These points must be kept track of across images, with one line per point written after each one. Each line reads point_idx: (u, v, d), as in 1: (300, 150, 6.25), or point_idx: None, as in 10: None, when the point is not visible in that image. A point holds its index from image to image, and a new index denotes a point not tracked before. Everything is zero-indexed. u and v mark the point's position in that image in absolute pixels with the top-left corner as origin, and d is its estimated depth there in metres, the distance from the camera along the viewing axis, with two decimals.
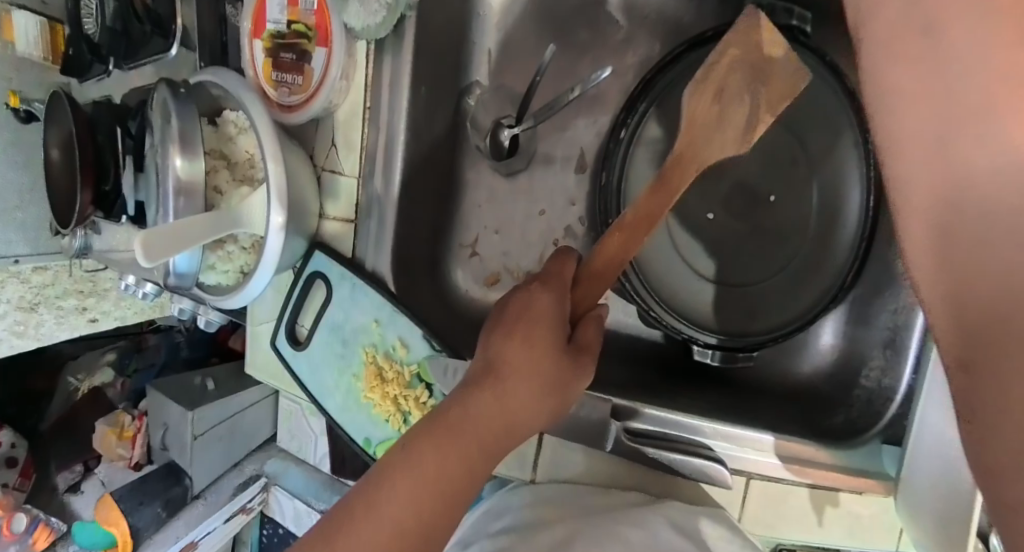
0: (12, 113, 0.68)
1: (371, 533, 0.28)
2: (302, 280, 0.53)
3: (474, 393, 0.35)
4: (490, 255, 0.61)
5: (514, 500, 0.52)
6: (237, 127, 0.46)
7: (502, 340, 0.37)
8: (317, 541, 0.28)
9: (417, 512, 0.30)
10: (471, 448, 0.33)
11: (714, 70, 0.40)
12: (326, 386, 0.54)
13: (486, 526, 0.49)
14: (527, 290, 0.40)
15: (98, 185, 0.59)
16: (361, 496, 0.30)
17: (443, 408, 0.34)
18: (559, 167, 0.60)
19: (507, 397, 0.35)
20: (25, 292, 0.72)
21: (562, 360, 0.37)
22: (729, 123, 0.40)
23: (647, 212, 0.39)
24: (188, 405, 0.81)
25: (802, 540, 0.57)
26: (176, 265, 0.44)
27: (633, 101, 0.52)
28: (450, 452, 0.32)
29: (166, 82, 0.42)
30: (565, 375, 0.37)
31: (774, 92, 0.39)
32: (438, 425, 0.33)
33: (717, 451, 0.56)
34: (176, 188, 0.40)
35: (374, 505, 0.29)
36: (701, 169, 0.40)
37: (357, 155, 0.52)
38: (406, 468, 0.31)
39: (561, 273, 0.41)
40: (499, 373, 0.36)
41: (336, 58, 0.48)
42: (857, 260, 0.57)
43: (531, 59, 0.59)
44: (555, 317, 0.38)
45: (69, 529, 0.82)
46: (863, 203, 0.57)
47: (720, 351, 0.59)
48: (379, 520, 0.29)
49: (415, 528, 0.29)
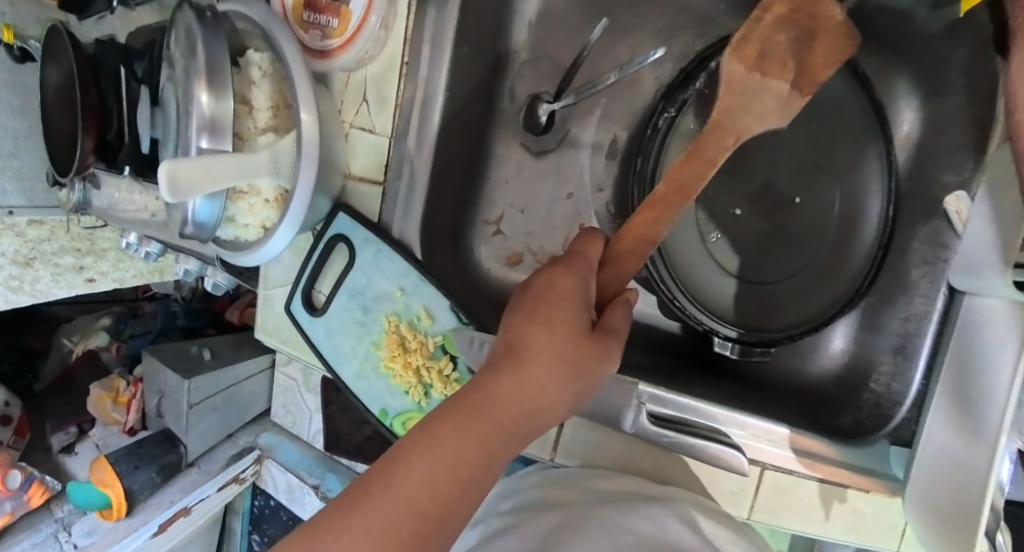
0: (7, 50, 0.64)
1: (383, 512, 0.26)
2: (323, 243, 0.50)
3: (496, 376, 0.33)
4: (512, 234, 0.58)
5: (522, 483, 0.51)
6: (261, 70, 0.43)
7: (521, 322, 0.35)
8: (334, 514, 0.27)
9: (431, 494, 0.27)
10: (491, 431, 0.31)
11: (756, 27, 0.38)
12: (343, 352, 0.52)
13: (495, 506, 0.49)
14: (546, 272, 0.37)
15: (102, 133, 0.56)
16: (376, 472, 0.28)
17: (466, 390, 0.32)
18: (588, 152, 0.57)
19: (526, 384, 0.33)
20: (21, 246, 0.69)
21: (584, 344, 0.34)
22: (770, 93, 0.39)
23: (679, 183, 0.38)
24: (185, 373, 0.79)
25: (806, 533, 0.54)
26: (197, 213, 0.41)
27: (672, 90, 0.49)
28: (469, 436, 0.30)
29: (191, 5, 0.39)
30: (588, 360, 0.34)
31: (826, 50, 0.39)
32: (459, 405, 0.31)
33: (732, 439, 0.53)
34: (199, 125, 0.37)
35: (390, 483, 0.27)
36: (740, 138, 0.39)
37: (391, 112, 0.48)
38: (423, 448, 0.28)
39: (585, 253, 0.39)
40: (521, 356, 0.33)
41: (376, 3, 0.43)
42: (871, 269, 0.54)
43: (570, 32, 0.56)
44: (579, 301, 0.35)
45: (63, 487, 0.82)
46: (883, 214, 0.55)
47: (738, 345, 0.55)
48: (392, 499, 0.27)
49: (427, 508, 0.27)
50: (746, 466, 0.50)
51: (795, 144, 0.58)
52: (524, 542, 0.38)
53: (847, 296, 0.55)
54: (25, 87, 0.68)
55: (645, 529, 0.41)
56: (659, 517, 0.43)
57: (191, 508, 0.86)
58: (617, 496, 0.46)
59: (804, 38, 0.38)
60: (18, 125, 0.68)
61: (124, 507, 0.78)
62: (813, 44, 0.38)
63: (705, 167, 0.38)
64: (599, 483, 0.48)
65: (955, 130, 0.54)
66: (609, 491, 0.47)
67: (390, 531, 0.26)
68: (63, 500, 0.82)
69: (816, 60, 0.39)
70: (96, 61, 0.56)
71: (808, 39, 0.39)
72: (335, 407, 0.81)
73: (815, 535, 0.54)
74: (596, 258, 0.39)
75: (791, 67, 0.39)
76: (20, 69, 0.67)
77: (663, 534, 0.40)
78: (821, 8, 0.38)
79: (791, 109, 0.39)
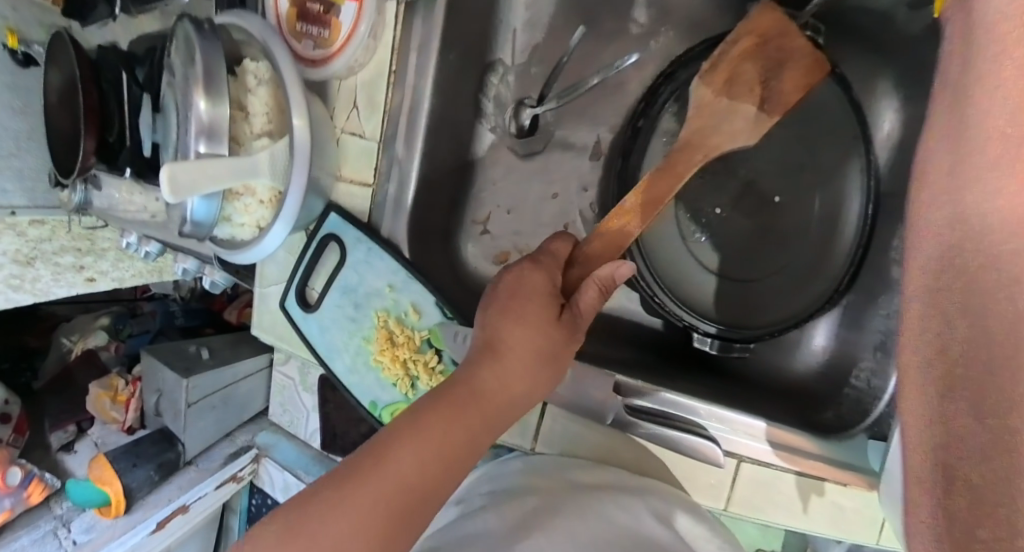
0: (11, 54, 0.66)
1: (377, 488, 0.28)
2: (316, 242, 0.52)
3: (478, 367, 0.35)
4: (501, 234, 0.60)
5: (506, 466, 0.52)
6: (257, 78, 0.44)
7: (496, 319, 0.37)
8: (327, 488, 0.28)
9: (418, 473, 0.29)
10: (474, 418, 0.33)
11: (726, 57, 0.42)
12: (335, 346, 0.54)
13: (478, 487, 0.50)
14: (517, 268, 0.39)
15: (103, 135, 0.58)
16: (366, 452, 0.30)
17: (450, 381, 0.34)
18: (575, 153, 0.59)
19: (507, 373, 0.35)
20: (22, 245, 0.70)
21: (556, 335, 0.36)
22: (739, 115, 0.43)
23: (650, 193, 0.41)
24: (183, 372, 0.80)
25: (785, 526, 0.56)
26: (194, 212, 0.42)
27: (656, 89, 0.50)
28: (455, 421, 0.32)
29: (189, 18, 0.41)
30: (559, 348, 0.37)
31: (798, 73, 0.42)
32: (445, 394, 0.33)
33: (710, 432, 0.55)
34: (197, 130, 0.39)
35: (381, 462, 0.29)
36: (708, 156, 0.43)
37: (381, 115, 0.51)
38: (411, 431, 0.30)
39: (555, 251, 0.41)
40: (499, 349, 0.36)
41: (365, 13, 0.46)
42: (853, 265, 0.57)
43: (556, 37, 0.57)
44: (546, 295, 0.38)
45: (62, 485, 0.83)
46: (862, 214, 0.57)
47: (719, 340, 0.58)
48: (385, 477, 0.28)
49: (417, 486, 0.29)
50: (723, 458, 0.53)
51: (773, 146, 0.60)
52: (504, 523, 0.40)
53: (827, 294, 0.58)
54: (27, 89, 0.70)
55: (622, 519, 0.43)
56: (636, 508, 0.45)
57: (189, 505, 0.87)
58: (595, 486, 0.48)
59: (773, 67, 0.42)
60: (20, 126, 0.69)
61: (123, 504, 0.80)
62: (782, 72, 0.42)
63: (674, 181, 0.42)
64: (579, 473, 0.50)
65: None
66: (591, 483, 0.49)
67: (381, 505, 0.28)
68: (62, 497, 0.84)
69: (788, 86, 0.42)
70: (97, 64, 0.58)
71: (778, 67, 0.42)
72: (331, 406, 0.83)
73: (795, 528, 0.56)
74: (567, 256, 0.41)
75: (758, 92, 0.42)
76: (23, 72, 0.69)
77: (639, 525, 0.42)
78: (789, 38, 0.41)
79: (761, 128, 0.42)
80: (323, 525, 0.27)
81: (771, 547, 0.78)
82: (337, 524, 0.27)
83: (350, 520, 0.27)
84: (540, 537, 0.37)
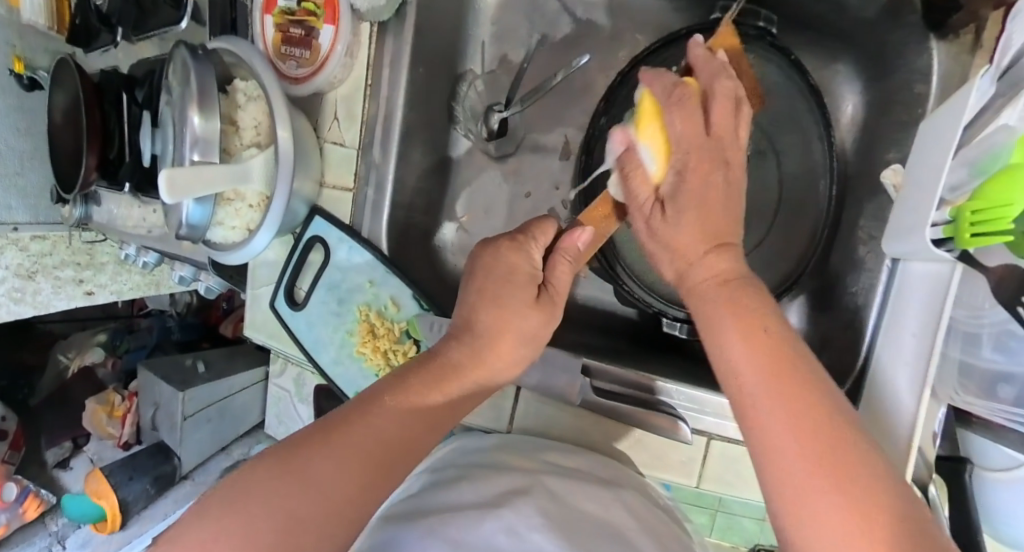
0: (17, 79, 0.70)
1: (362, 439, 0.31)
2: (303, 243, 0.56)
3: (455, 343, 0.39)
4: (479, 233, 0.64)
5: (485, 443, 0.56)
6: (247, 95, 0.49)
7: (475, 299, 0.41)
8: (317, 434, 0.31)
9: (401, 430, 0.33)
10: (455, 388, 0.37)
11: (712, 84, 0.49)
12: (321, 341, 0.57)
13: (454, 457, 0.52)
14: (497, 249, 0.43)
15: (105, 152, 0.62)
16: (353, 408, 0.33)
17: (430, 355, 0.38)
18: (545, 155, 0.63)
19: (483, 350, 0.39)
20: (23, 260, 0.73)
21: (534, 317, 0.41)
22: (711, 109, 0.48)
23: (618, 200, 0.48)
24: (180, 385, 0.83)
25: (757, 500, 0.58)
26: (189, 215, 0.46)
27: (612, 91, 0.55)
28: (435, 389, 0.35)
29: (185, 44, 0.45)
30: (537, 327, 0.41)
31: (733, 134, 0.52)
32: (427, 365, 0.37)
33: (677, 409, 0.57)
34: (192, 142, 0.43)
35: (368, 415, 0.32)
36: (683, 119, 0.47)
37: (359, 126, 0.55)
38: (396, 393, 0.34)
39: (538, 236, 0.44)
40: (477, 328, 0.39)
41: (342, 34, 0.50)
42: (818, 248, 0.59)
43: (522, 47, 0.62)
44: (526, 274, 0.42)
45: (57, 501, 0.87)
46: (828, 195, 0.59)
47: (688, 324, 0.60)
48: (369, 429, 0.31)
49: (397, 443, 0.32)
50: (689, 434, 0.55)
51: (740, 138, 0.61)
52: (481, 496, 0.42)
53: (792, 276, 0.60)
54: (33, 111, 0.74)
55: (594, 510, 0.44)
56: (610, 502, 0.46)
57: None
58: (572, 474, 0.50)
59: None
60: (24, 146, 0.73)
61: (118, 519, 0.81)
62: None
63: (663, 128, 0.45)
64: (555, 457, 0.53)
65: (886, 121, 0.59)
66: (566, 467, 0.51)
67: (366, 453, 0.30)
68: (58, 513, 0.86)
69: None
70: (100, 86, 0.62)
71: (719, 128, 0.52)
72: (327, 415, 0.80)
73: (770, 502, 0.58)
74: (549, 242, 0.44)
75: None
76: (27, 96, 0.72)
77: (611, 517, 0.44)
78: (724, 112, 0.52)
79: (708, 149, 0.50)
80: (313, 464, 0.29)
81: (769, 542, 0.80)
82: (326, 465, 0.29)
83: (338, 462, 0.29)
84: (508, 514, 0.39)
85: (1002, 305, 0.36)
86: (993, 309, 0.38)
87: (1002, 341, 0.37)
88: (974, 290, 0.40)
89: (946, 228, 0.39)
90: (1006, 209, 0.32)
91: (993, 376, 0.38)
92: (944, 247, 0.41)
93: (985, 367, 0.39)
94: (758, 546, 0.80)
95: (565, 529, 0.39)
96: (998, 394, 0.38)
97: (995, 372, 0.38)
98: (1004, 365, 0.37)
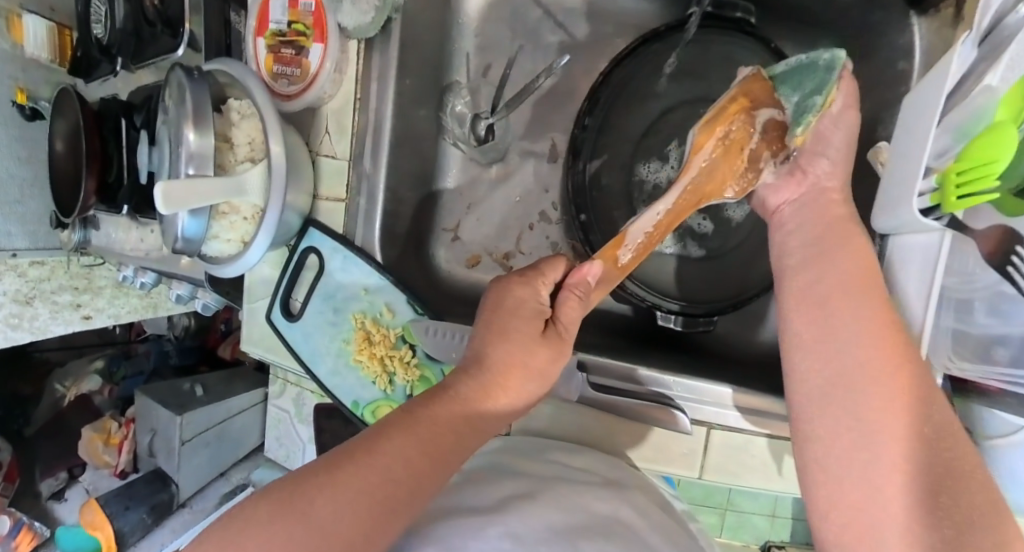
0: (19, 110, 0.71)
1: (362, 473, 0.30)
2: (297, 255, 0.57)
3: (463, 378, 0.38)
4: (471, 238, 0.66)
5: (487, 447, 0.57)
6: (240, 113, 0.50)
7: (484, 335, 0.41)
8: (324, 466, 0.31)
9: (407, 466, 0.32)
10: (463, 428, 0.36)
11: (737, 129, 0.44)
12: (318, 351, 0.58)
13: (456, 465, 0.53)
14: (505, 284, 0.43)
15: (103, 176, 0.63)
16: (359, 443, 0.32)
17: (441, 388, 0.38)
18: (533, 160, 0.65)
19: (489, 389, 0.38)
20: (22, 285, 0.73)
21: (539, 352, 0.40)
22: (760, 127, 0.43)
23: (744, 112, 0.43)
24: (178, 409, 0.83)
25: (763, 489, 0.59)
26: (186, 230, 0.47)
27: (595, 91, 0.56)
28: (443, 426, 0.35)
29: (180, 66, 0.46)
30: (543, 363, 0.41)
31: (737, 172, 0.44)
32: (432, 395, 0.37)
33: (678, 401, 0.57)
34: (187, 158, 0.45)
35: (373, 451, 0.32)
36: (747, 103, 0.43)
37: (349, 137, 0.56)
38: (403, 427, 0.34)
39: (545, 271, 0.44)
40: (487, 364, 0.39)
41: (330, 52, 0.53)
42: None
43: (506, 56, 0.64)
44: (533, 309, 0.41)
45: (51, 534, 0.86)
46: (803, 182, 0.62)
47: (682, 317, 0.62)
48: (373, 464, 0.31)
49: (406, 483, 0.31)
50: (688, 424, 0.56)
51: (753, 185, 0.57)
52: (485, 498, 0.43)
53: None
54: (33, 141, 0.75)
55: (600, 509, 0.44)
56: (617, 502, 0.47)
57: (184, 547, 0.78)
58: (577, 476, 0.50)
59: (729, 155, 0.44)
60: (24, 174, 0.74)
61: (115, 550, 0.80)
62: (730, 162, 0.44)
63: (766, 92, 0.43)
64: (560, 455, 0.54)
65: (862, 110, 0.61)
66: (571, 466, 0.52)
67: (369, 494, 0.30)
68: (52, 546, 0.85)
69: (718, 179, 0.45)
70: (100, 113, 0.64)
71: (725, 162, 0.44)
72: (328, 434, 0.80)
73: (773, 491, 0.59)
74: (557, 277, 0.44)
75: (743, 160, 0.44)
76: (29, 125, 0.74)
77: (616, 515, 0.44)
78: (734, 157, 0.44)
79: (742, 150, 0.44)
80: (315, 504, 0.29)
81: (780, 537, 0.79)
82: (328, 505, 0.29)
83: (342, 504, 0.29)
84: (510, 519, 0.38)
85: (992, 268, 0.37)
86: (984, 273, 0.38)
87: (995, 305, 0.38)
88: (964, 257, 0.41)
89: (933, 197, 0.41)
90: (991, 167, 0.34)
91: (987, 340, 0.39)
92: (932, 215, 0.43)
93: (979, 332, 0.40)
94: (769, 543, 0.79)
95: (565, 527, 0.39)
96: (992, 356, 0.39)
97: (989, 336, 0.39)
98: (997, 329, 0.38)
